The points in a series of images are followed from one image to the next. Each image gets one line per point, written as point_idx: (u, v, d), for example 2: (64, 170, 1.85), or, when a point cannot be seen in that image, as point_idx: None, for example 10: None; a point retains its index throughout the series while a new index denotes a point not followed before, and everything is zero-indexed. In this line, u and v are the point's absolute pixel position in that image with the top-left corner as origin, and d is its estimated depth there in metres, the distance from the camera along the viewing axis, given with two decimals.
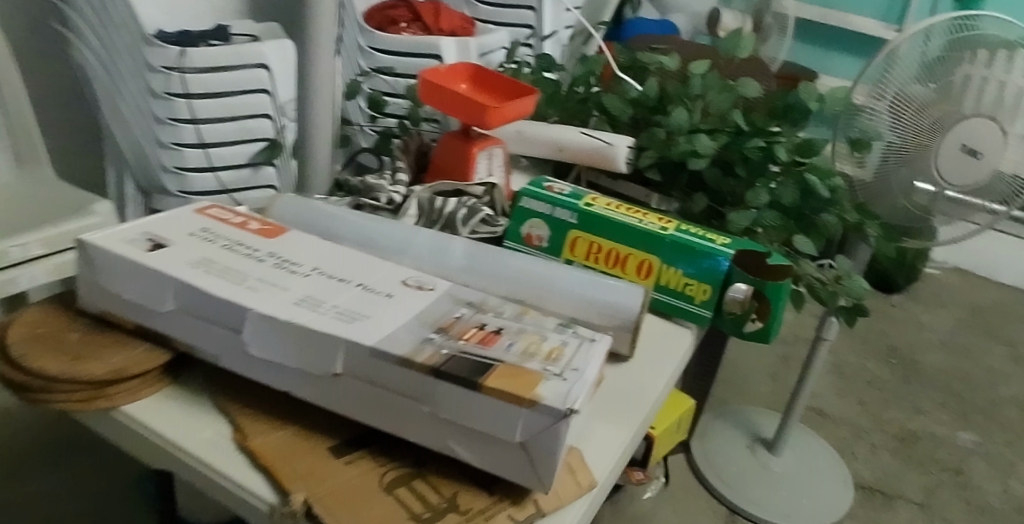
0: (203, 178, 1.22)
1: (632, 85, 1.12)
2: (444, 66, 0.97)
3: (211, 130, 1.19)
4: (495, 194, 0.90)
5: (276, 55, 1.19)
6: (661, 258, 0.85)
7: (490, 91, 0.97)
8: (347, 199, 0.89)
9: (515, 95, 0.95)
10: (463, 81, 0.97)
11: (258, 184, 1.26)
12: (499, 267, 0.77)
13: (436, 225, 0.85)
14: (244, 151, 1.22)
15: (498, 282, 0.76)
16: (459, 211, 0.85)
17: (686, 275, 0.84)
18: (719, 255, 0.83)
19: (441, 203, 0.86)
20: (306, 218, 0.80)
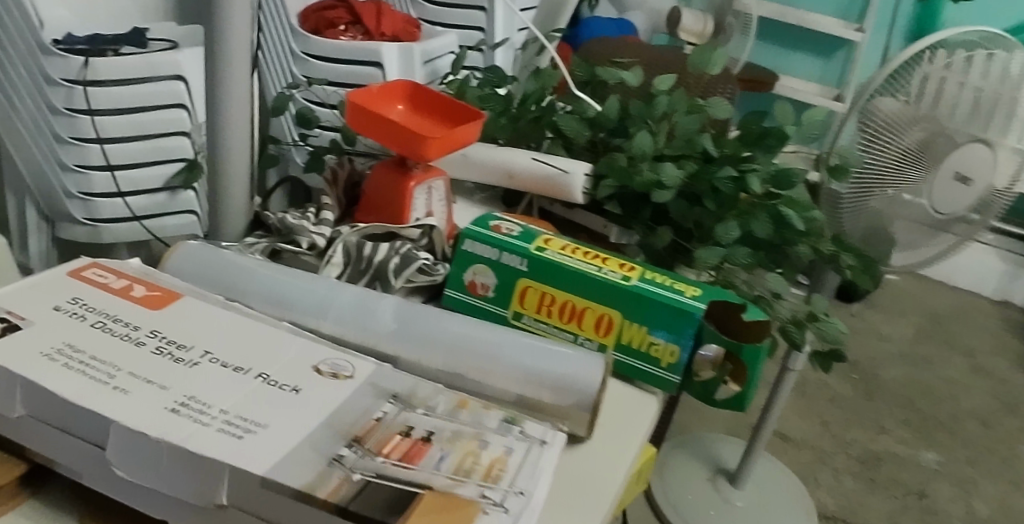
0: (111, 204, 1.10)
1: (592, 103, 1.00)
2: (377, 84, 0.84)
3: (119, 151, 1.07)
4: (434, 236, 0.79)
5: (194, 68, 1.09)
6: (623, 312, 0.76)
7: (430, 113, 0.84)
8: (262, 243, 0.77)
9: (459, 120, 0.83)
10: (399, 103, 0.85)
11: (174, 210, 1.14)
12: (435, 332, 0.65)
13: (365, 277, 0.74)
14: (159, 174, 1.11)
15: (434, 350, 0.65)
16: (392, 259, 0.73)
17: (651, 332, 0.76)
18: (687, 310, 0.74)
19: (370, 250, 0.74)
20: (209, 274, 0.68)
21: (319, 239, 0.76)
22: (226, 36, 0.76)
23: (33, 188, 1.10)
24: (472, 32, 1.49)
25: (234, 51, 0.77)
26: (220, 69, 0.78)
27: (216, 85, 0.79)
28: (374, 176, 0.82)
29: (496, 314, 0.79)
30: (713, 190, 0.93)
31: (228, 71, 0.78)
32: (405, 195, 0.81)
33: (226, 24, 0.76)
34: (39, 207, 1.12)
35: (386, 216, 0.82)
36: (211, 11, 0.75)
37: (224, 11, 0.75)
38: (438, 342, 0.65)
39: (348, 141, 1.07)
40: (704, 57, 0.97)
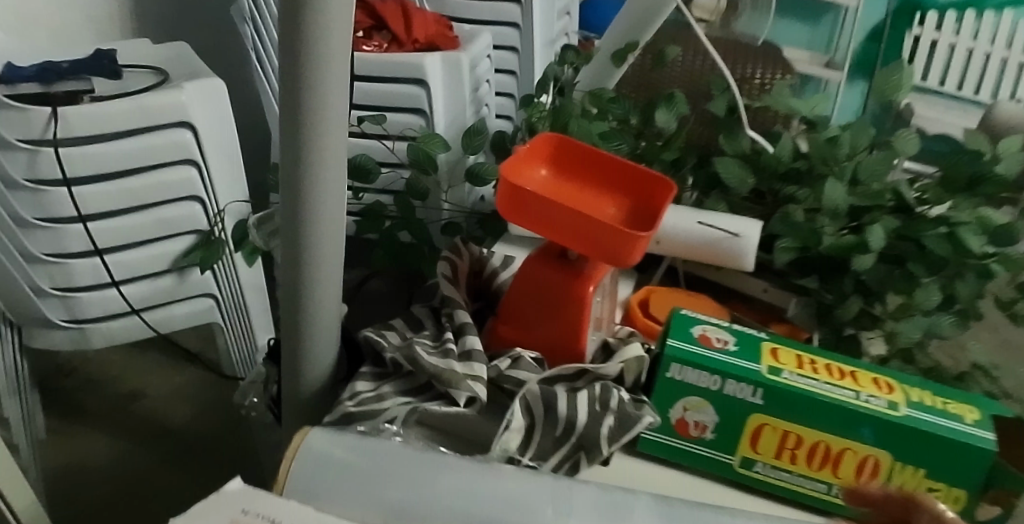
0: (102, 298, 0.83)
1: (763, 145, 0.77)
2: (517, 146, 0.61)
3: (109, 230, 0.79)
4: (629, 363, 0.58)
5: (204, 107, 0.80)
6: (893, 455, 0.54)
7: (587, 177, 0.62)
8: (404, 402, 0.54)
9: (633, 190, 0.61)
10: (545, 171, 0.62)
11: (186, 296, 0.87)
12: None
13: (567, 443, 0.52)
14: (164, 254, 0.83)
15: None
16: (600, 425, 0.52)
17: (931, 478, 0.54)
18: (980, 451, 0.52)
19: (568, 407, 0.52)
20: (356, 483, 0.46)
21: (480, 390, 0.54)
22: (318, 102, 0.51)
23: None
24: (506, 29, 1.23)
25: (329, 125, 0.52)
26: (307, 147, 0.52)
27: (298, 174, 0.53)
28: (523, 283, 0.60)
29: (719, 458, 0.58)
30: (918, 249, 0.69)
31: (320, 150, 0.52)
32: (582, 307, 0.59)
33: (316, 87, 0.50)
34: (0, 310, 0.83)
35: (551, 339, 0.60)
36: (295, 70, 0.50)
37: (315, 63, 0.49)
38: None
39: (415, 196, 0.82)
40: (893, 82, 0.75)
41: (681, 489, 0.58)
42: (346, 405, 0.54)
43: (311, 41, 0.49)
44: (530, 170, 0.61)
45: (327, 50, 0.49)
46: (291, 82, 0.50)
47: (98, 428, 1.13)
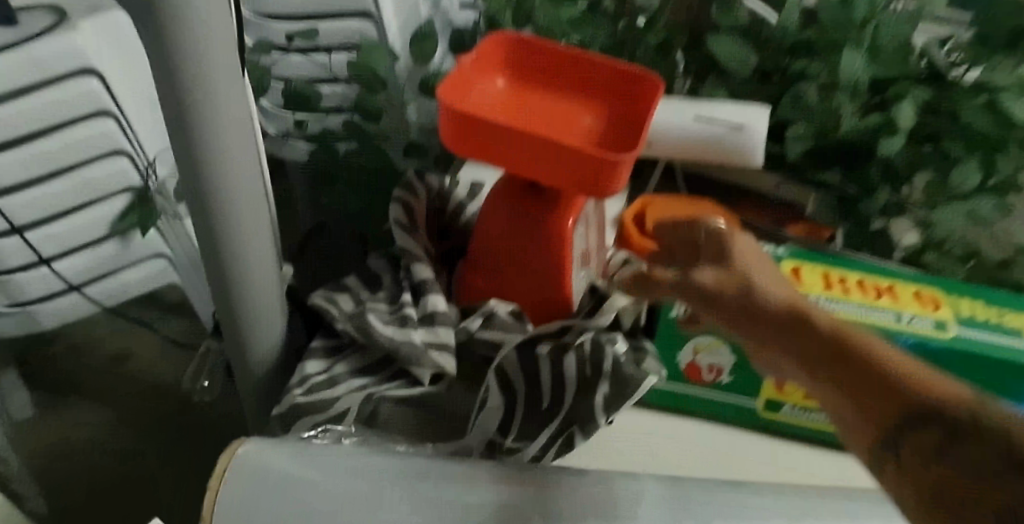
0: (37, 278, 0.72)
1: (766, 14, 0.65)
2: (465, 56, 0.50)
3: (27, 204, 0.67)
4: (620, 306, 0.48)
5: (109, 45, 0.64)
6: None
7: (555, 83, 0.51)
8: (358, 384, 0.48)
9: (610, 90, 0.50)
10: (502, 83, 0.51)
11: (134, 260, 0.78)
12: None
13: (555, 419, 0.45)
14: (98, 220, 0.72)
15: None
16: (594, 396, 0.44)
17: None
18: None
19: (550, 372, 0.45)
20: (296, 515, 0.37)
21: (447, 363, 0.47)
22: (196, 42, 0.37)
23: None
24: None
25: (220, 75, 0.39)
26: (194, 101, 0.40)
27: (190, 141, 0.41)
28: (494, 222, 0.51)
29: (733, 405, 0.50)
30: (955, 122, 0.59)
31: (214, 100, 0.40)
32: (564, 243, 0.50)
33: (192, 34, 0.37)
34: None
35: (533, 284, 0.51)
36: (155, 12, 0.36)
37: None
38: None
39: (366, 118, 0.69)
40: None
41: (688, 455, 0.49)
42: (295, 395, 0.47)
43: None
44: (483, 84, 0.50)
45: None
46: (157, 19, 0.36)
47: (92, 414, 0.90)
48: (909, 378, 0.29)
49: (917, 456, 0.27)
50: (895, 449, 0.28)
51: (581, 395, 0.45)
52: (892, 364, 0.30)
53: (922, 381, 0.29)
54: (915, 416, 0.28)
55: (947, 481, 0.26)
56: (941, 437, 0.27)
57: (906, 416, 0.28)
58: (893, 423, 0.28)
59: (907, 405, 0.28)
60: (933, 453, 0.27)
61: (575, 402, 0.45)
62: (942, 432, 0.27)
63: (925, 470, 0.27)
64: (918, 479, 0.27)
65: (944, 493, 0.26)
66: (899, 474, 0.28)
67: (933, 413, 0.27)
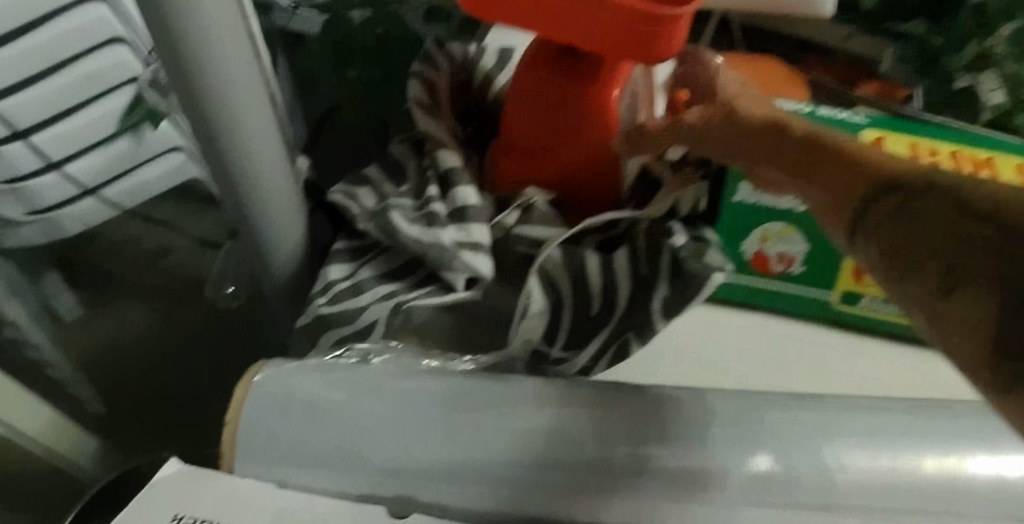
0: (53, 182, 0.68)
1: None
2: None
3: (29, 104, 0.62)
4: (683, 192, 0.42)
5: None
6: None
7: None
8: (387, 291, 0.43)
9: None
10: None
11: (151, 156, 0.73)
12: (821, 484, 0.33)
13: (608, 326, 0.42)
14: (108, 116, 0.67)
15: (836, 510, 0.32)
16: (652, 298, 0.40)
17: None
18: None
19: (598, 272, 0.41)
20: (321, 450, 0.33)
21: (482, 266, 0.41)
22: None
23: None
24: None
25: None
26: None
27: (167, 21, 0.36)
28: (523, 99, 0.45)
29: (797, 296, 0.47)
30: None
31: None
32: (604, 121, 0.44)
33: None
34: None
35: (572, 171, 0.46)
36: None
37: None
38: (840, 498, 0.32)
39: None
40: None
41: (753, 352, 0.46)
42: (318, 305, 0.43)
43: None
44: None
45: None
46: None
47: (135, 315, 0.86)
48: (873, 160, 0.29)
49: (883, 225, 0.27)
50: (863, 224, 0.28)
51: (636, 298, 0.41)
52: (859, 154, 0.30)
53: (882, 159, 0.29)
54: (877, 188, 0.28)
55: (907, 238, 0.26)
56: (897, 201, 0.27)
57: (872, 190, 0.28)
58: (861, 200, 0.29)
59: (871, 181, 0.29)
60: (895, 216, 0.27)
61: (632, 306, 0.41)
62: (899, 198, 0.27)
63: (887, 235, 0.27)
64: (886, 247, 0.27)
65: (905, 251, 0.26)
66: (868, 247, 0.28)
67: (892, 183, 0.28)
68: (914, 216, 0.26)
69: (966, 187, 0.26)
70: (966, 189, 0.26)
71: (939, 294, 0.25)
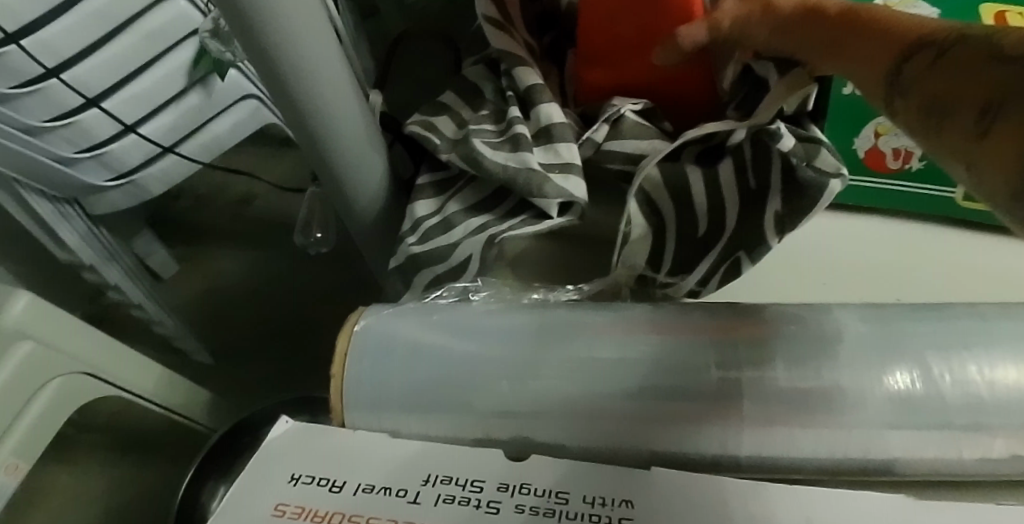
0: (130, 145, 0.68)
1: None
2: None
3: (97, 69, 0.61)
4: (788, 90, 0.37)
5: None
6: None
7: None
8: (479, 222, 0.41)
9: None
10: None
11: (222, 107, 0.72)
12: (965, 401, 0.30)
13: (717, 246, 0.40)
14: (176, 71, 0.65)
15: (985, 428, 0.30)
16: (764, 212, 0.39)
17: None
18: None
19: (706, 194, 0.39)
20: (432, 397, 0.32)
21: (575, 190, 0.39)
22: None
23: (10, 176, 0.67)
24: None
25: None
26: None
27: None
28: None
29: (930, 195, 0.45)
30: None
31: None
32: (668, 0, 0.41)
33: None
34: (39, 193, 0.70)
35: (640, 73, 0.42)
36: None
37: None
38: (988, 414, 0.30)
39: None
40: None
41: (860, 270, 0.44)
42: (409, 245, 0.41)
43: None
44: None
45: None
46: None
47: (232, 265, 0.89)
48: (905, 23, 0.30)
49: (915, 81, 0.28)
50: (901, 85, 0.28)
51: (745, 216, 0.39)
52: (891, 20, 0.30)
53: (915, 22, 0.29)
54: (911, 49, 0.28)
55: (942, 84, 0.26)
56: (932, 56, 0.27)
57: (905, 52, 0.29)
58: (894, 62, 0.29)
59: (905, 41, 0.29)
60: (929, 69, 0.27)
61: (741, 221, 0.39)
62: (935, 52, 0.27)
63: (919, 89, 0.27)
64: (923, 100, 0.27)
65: (937, 96, 0.26)
66: (906, 110, 0.28)
67: (925, 40, 0.28)
68: (946, 70, 0.27)
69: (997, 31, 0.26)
70: (997, 34, 0.26)
71: (975, 136, 0.25)
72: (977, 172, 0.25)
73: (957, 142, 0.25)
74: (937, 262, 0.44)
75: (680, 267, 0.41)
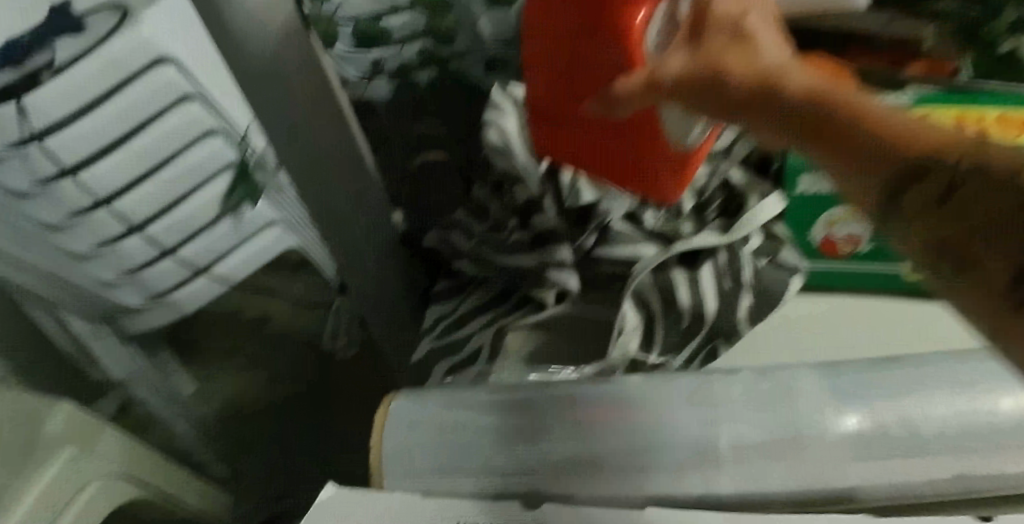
0: (163, 269, 0.72)
1: None
2: None
3: (138, 200, 0.65)
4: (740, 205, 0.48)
5: (165, 28, 0.56)
6: None
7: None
8: (490, 316, 0.50)
9: None
10: None
11: (248, 235, 0.78)
12: (910, 432, 0.35)
13: (695, 337, 0.46)
14: (212, 202, 0.71)
15: (930, 451, 0.35)
16: (738, 307, 0.46)
17: None
18: None
19: (687, 289, 0.46)
20: (459, 456, 0.38)
21: (568, 280, 0.47)
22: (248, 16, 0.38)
23: (55, 299, 0.72)
24: None
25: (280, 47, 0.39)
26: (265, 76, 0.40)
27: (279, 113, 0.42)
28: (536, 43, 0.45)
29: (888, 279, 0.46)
30: None
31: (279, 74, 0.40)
32: (622, 48, 0.41)
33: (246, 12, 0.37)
34: (79, 314, 0.74)
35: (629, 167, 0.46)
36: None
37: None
38: (930, 442, 0.35)
39: None
40: None
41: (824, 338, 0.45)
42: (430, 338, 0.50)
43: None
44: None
45: None
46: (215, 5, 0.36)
47: (256, 379, 0.95)
48: (893, 131, 0.28)
49: (918, 212, 0.26)
50: (897, 206, 0.27)
51: (722, 305, 0.46)
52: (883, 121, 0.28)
53: (906, 132, 0.28)
54: (910, 172, 0.27)
55: (954, 226, 0.25)
56: (938, 190, 0.25)
57: (903, 171, 0.27)
58: (891, 181, 0.27)
59: (902, 161, 0.27)
60: (937, 202, 0.25)
61: (719, 311, 0.46)
62: (945, 182, 0.25)
63: (928, 224, 0.26)
64: (929, 237, 0.26)
65: (946, 239, 0.25)
66: (905, 232, 0.27)
67: (928, 164, 0.26)
68: (961, 210, 0.25)
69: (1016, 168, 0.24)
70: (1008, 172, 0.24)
71: (1006, 304, 0.23)
72: (999, 328, 0.24)
73: (977, 294, 0.24)
74: (914, 317, 0.46)
75: (667, 350, 0.46)
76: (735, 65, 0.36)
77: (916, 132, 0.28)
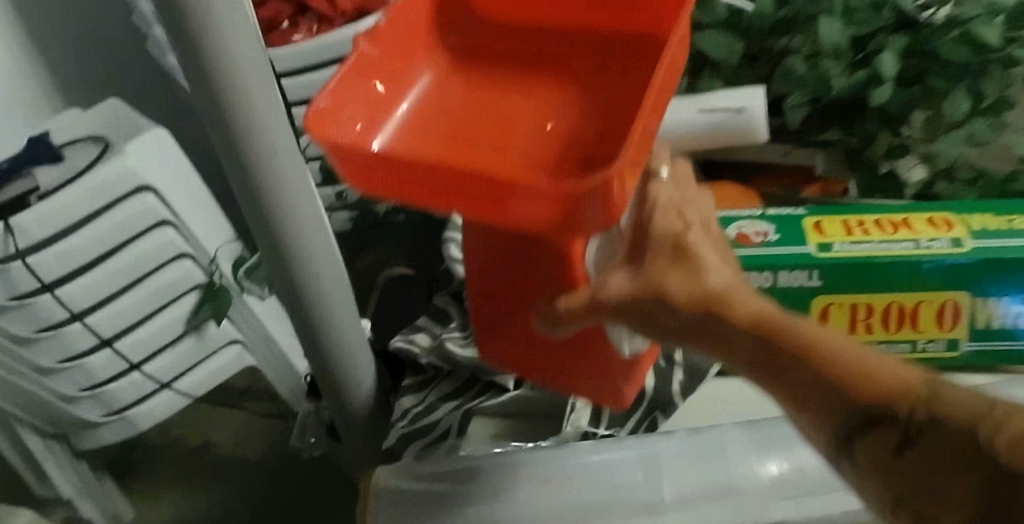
0: (127, 384, 0.79)
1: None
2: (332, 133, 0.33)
3: (114, 315, 0.74)
4: None
5: (152, 164, 0.72)
6: (963, 294, 0.51)
7: (505, 75, 0.42)
8: (454, 402, 0.54)
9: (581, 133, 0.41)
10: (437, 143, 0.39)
11: (210, 353, 0.83)
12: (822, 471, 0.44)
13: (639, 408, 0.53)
14: (175, 322, 0.79)
15: None
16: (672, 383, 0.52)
17: (1008, 306, 0.51)
18: None
19: None
20: (436, 514, 0.44)
21: None
22: (262, 154, 0.43)
23: (10, 412, 0.77)
24: None
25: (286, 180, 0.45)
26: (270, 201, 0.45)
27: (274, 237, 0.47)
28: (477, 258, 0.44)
29: None
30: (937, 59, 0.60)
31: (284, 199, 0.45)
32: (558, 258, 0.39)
33: (263, 147, 0.43)
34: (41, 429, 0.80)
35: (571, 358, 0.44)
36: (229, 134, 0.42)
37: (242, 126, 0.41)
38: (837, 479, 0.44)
39: None
40: None
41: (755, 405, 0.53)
42: (399, 426, 0.53)
43: (214, 47, 0.38)
44: (408, 82, 0.40)
45: (256, 103, 0.41)
46: (231, 141, 0.42)
47: None
48: (840, 370, 0.28)
49: (878, 459, 0.27)
50: (854, 449, 0.28)
51: (659, 383, 0.52)
52: (838, 361, 0.28)
53: (852, 366, 0.28)
54: (868, 418, 0.27)
55: (915, 480, 0.26)
56: (898, 439, 0.27)
57: (857, 417, 0.28)
58: (845, 428, 0.28)
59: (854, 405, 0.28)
60: (896, 451, 0.27)
61: (658, 388, 0.52)
62: (900, 435, 0.27)
63: (886, 471, 0.27)
64: (891, 486, 0.27)
65: (908, 490, 0.26)
66: (862, 470, 0.28)
67: (885, 413, 0.27)
68: (923, 465, 0.26)
69: (965, 421, 0.25)
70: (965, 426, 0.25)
71: None
72: None
73: None
74: None
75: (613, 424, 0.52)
76: (679, 281, 0.32)
77: (863, 368, 0.28)
